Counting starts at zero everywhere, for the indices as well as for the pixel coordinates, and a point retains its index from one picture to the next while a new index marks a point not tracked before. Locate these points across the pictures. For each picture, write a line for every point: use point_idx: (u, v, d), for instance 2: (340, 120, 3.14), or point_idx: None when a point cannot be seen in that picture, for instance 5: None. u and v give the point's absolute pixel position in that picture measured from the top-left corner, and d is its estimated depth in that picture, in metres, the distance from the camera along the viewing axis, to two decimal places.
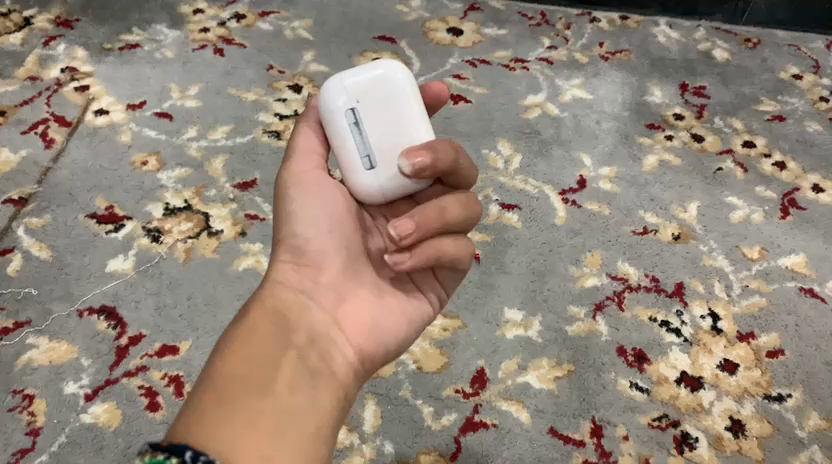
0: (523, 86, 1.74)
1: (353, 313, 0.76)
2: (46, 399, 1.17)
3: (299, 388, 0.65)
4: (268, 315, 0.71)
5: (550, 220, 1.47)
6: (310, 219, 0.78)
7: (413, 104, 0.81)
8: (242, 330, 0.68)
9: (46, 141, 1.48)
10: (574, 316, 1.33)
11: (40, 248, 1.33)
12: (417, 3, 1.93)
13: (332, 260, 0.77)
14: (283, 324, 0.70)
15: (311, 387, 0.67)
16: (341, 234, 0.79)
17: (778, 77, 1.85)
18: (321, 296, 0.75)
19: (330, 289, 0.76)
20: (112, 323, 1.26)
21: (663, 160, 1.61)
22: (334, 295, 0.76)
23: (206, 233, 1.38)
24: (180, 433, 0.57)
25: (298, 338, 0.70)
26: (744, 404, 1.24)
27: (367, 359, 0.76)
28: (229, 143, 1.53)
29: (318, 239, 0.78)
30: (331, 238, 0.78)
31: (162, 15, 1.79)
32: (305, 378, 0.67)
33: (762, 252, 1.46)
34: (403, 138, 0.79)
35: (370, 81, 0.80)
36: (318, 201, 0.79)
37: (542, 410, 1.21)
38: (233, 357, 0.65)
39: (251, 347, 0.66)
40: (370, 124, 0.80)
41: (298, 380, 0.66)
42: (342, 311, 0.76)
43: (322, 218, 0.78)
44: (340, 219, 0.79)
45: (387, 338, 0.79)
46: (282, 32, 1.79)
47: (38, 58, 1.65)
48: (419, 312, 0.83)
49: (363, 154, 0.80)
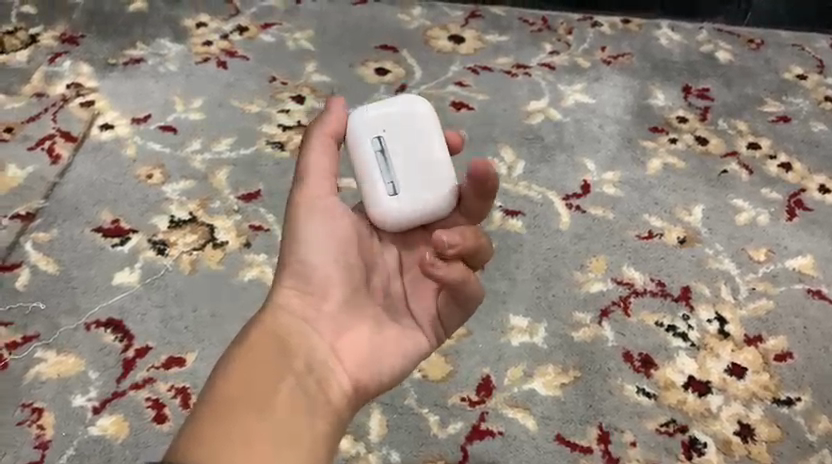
0: (525, 92, 1.74)
1: (351, 342, 0.78)
2: (54, 413, 1.18)
3: (292, 417, 0.68)
4: (268, 341, 0.74)
5: (554, 226, 1.47)
6: (317, 245, 0.79)
7: (433, 137, 0.91)
8: (243, 356, 0.71)
9: (52, 156, 1.50)
10: (579, 322, 1.32)
11: (47, 262, 1.34)
12: (418, 11, 1.93)
13: (335, 287, 0.79)
14: (282, 350, 0.73)
15: (305, 416, 0.70)
16: (347, 261, 0.80)
17: (781, 78, 1.84)
18: (320, 324, 0.77)
19: (330, 318, 0.78)
20: (119, 335, 1.27)
21: (667, 163, 1.61)
22: (333, 324, 0.78)
23: (210, 245, 1.39)
24: (179, 455, 0.62)
25: (297, 364, 0.73)
26: (753, 408, 1.23)
27: (364, 387, 0.77)
28: (233, 154, 1.54)
29: (322, 267, 0.79)
30: (336, 265, 0.79)
31: (166, 29, 1.80)
32: (301, 405, 0.70)
33: (768, 254, 1.45)
34: (424, 167, 0.90)
35: (392, 115, 0.91)
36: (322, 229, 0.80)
37: (548, 416, 1.21)
38: (231, 383, 0.68)
39: (249, 375, 0.69)
40: (393, 154, 0.90)
41: (292, 409, 0.69)
42: (340, 339, 0.77)
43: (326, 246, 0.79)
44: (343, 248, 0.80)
45: (384, 367, 0.79)
46: (284, 43, 1.80)
47: (43, 74, 1.67)
48: (417, 343, 0.81)
49: (386, 182, 0.89)
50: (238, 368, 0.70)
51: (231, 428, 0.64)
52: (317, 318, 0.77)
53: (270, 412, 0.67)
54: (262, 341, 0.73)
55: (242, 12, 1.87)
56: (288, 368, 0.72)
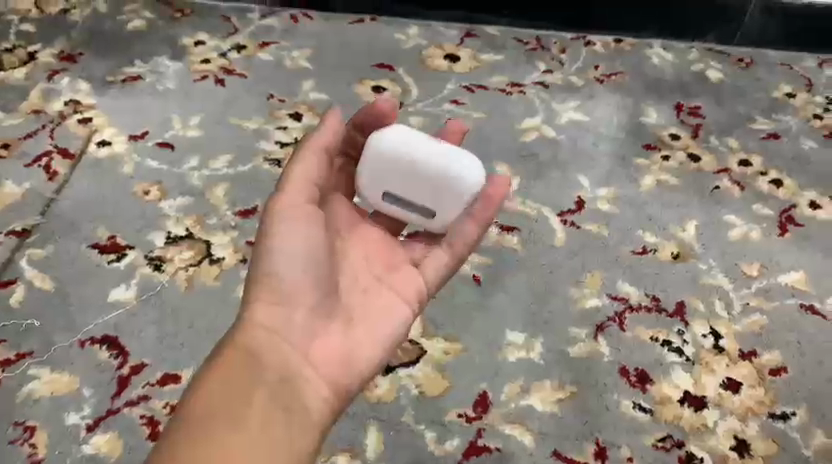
0: (520, 110, 1.76)
1: (324, 346, 0.83)
2: (49, 430, 1.17)
3: (271, 424, 0.75)
4: (240, 356, 0.79)
5: (550, 242, 1.47)
6: (285, 258, 0.83)
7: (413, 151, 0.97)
8: (217, 373, 0.78)
9: (49, 173, 1.50)
10: (576, 337, 1.33)
11: (43, 279, 1.34)
12: (414, 30, 1.95)
13: (303, 299, 0.84)
14: (254, 363, 0.79)
15: (283, 421, 0.76)
16: (312, 273, 0.84)
17: (772, 96, 1.87)
18: (292, 333, 0.82)
19: (301, 327, 0.83)
20: (114, 352, 1.26)
21: (660, 180, 1.63)
22: (304, 332, 0.83)
23: (207, 261, 1.39)
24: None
25: (269, 376, 0.78)
26: (749, 423, 1.24)
27: (341, 386, 0.82)
28: (230, 171, 1.55)
29: (288, 282, 0.83)
30: (302, 278, 0.83)
31: (164, 47, 1.81)
32: (275, 417, 0.75)
33: (762, 270, 1.46)
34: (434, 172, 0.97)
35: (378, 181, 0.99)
36: (298, 237, 0.84)
37: (545, 432, 1.21)
38: (204, 402, 0.75)
39: (225, 387, 0.76)
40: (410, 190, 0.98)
41: (270, 416, 0.75)
42: (313, 344, 0.82)
43: (298, 256, 0.84)
44: (314, 257, 0.84)
45: (362, 363, 0.84)
46: (281, 62, 1.81)
47: (42, 91, 1.67)
48: (392, 333, 0.87)
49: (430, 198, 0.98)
50: (211, 385, 0.76)
51: (206, 449, 0.70)
52: (287, 327, 0.82)
53: (244, 423, 0.73)
54: (234, 357, 0.79)
55: (240, 31, 1.88)
56: (260, 380, 0.78)
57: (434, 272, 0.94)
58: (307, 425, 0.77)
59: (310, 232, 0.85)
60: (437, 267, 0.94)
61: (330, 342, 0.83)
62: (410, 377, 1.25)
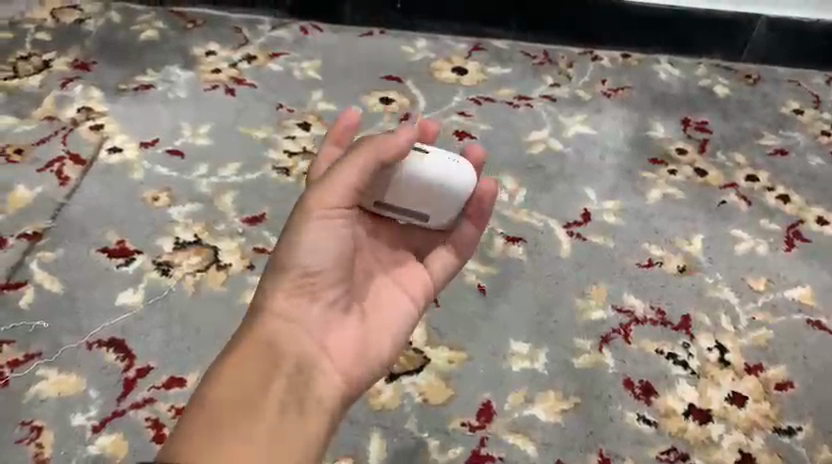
0: (527, 122, 1.77)
1: (341, 338, 0.85)
2: (54, 431, 1.18)
3: (285, 416, 0.78)
4: (257, 346, 0.81)
5: (555, 253, 1.48)
6: (310, 254, 0.84)
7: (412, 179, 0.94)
8: (236, 363, 0.80)
9: (61, 178, 1.52)
10: (580, 348, 1.32)
11: (52, 281, 1.35)
12: (423, 43, 1.97)
13: (323, 294, 0.85)
14: (270, 354, 0.81)
15: (298, 412, 0.79)
16: (334, 268, 0.85)
17: (779, 113, 1.87)
18: (310, 326, 0.84)
19: (319, 320, 0.84)
20: (120, 355, 1.27)
21: (666, 194, 1.63)
22: (323, 324, 0.84)
23: (214, 267, 1.40)
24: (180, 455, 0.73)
25: (286, 366, 0.81)
26: (754, 437, 1.23)
27: (356, 378, 0.84)
28: (239, 179, 1.57)
29: (311, 276, 0.84)
30: (324, 272, 0.85)
31: (176, 56, 1.84)
32: (290, 409, 0.79)
33: (768, 284, 1.46)
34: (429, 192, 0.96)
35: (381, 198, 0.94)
36: (325, 233, 0.85)
37: (549, 442, 1.20)
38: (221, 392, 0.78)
39: (243, 377, 0.79)
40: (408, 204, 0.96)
41: (285, 408, 0.78)
42: (331, 336, 0.84)
43: (322, 252, 0.85)
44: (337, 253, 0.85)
45: (376, 354, 0.86)
46: (291, 72, 1.83)
47: (55, 98, 1.70)
48: (403, 326, 0.90)
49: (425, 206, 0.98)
50: (228, 376, 0.79)
51: (223, 440, 0.74)
52: (307, 319, 0.84)
53: (259, 415, 0.77)
54: (251, 347, 0.81)
55: (251, 41, 1.91)
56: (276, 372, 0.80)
57: (440, 270, 0.97)
58: (322, 415, 0.80)
59: (337, 229, 0.85)
60: (442, 264, 0.97)
61: (345, 334, 0.85)
62: (414, 384, 1.25)
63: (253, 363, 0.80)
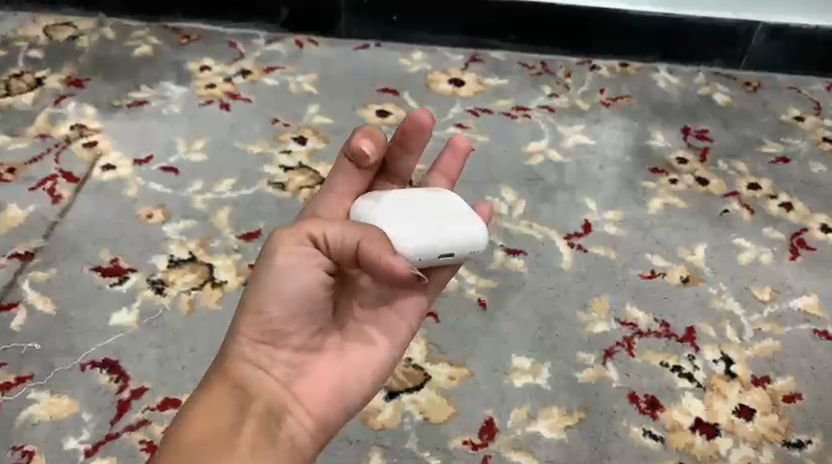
0: (525, 133, 1.75)
1: (314, 379, 0.82)
2: (46, 455, 1.15)
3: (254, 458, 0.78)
4: (228, 386, 0.82)
5: (556, 266, 1.46)
6: (277, 299, 0.80)
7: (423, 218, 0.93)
8: (207, 402, 0.81)
9: (54, 196, 1.50)
10: (583, 362, 1.30)
11: (44, 301, 1.33)
12: (420, 55, 1.96)
13: (293, 335, 0.82)
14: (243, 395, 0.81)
15: (269, 454, 0.79)
16: (304, 313, 0.81)
17: (780, 120, 1.86)
18: (279, 369, 0.82)
19: (289, 363, 0.82)
20: (114, 376, 1.24)
21: (668, 203, 1.61)
22: (293, 368, 0.82)
23: (210, 284, 1.38)
24: None
25: (257, 407, 0.81)
26: (763, 452, 1.20)
27: (329, 421, 0.82)
28: (234, 194, 1.55)
29: (278, 321, 0.81)
30: (291, 316, 0.81)
31: (170, 72, 1.83)
32: (263, 445, 0.79)
33: (773, 294, 1.43)
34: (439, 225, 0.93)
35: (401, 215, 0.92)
36: (295, 280, 0.79)
37: (553, 460, 1.18)
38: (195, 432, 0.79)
39: (212, 418, 0.80)
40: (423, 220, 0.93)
41: (254, 451, 0.78)
42: (303, 378, 0.82)
43: (293, 297, 0.80)
44: (311, 296, 0.81)
45: (354, 391, 0.83)
46: (287, 86, 1.82)
47: (48, 116, 1.68)
48: (381, 361, 0.85)
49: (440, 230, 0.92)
50: (199, 413, 0.80)
51: None
52: (277, 362, 0.82)
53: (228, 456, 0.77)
54: (223, 387, 0.82)
55: (246, 56, 1.89)
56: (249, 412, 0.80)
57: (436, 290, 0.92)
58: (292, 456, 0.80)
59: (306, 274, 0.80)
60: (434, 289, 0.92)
61: (319, 374, 0.83)
62: (415, 402, 1.23)
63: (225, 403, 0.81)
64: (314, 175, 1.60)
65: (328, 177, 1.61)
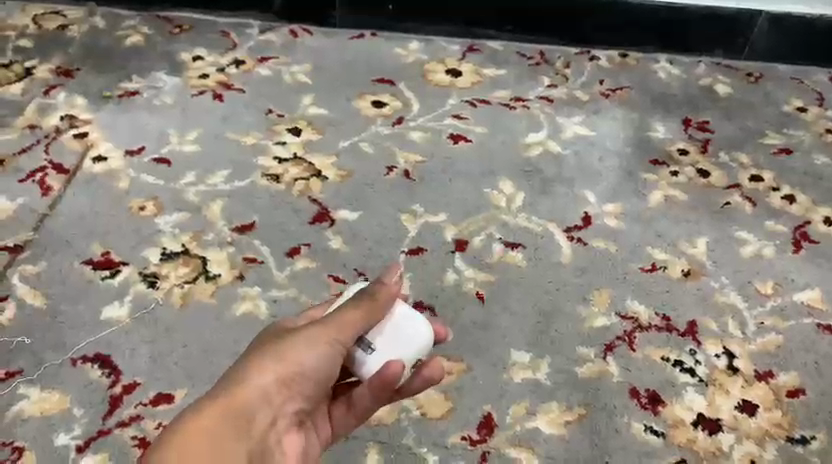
0: (524, 125, 1.73)
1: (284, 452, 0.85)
2: (36, 453, 1.12)
3: None
4: (229, 413, 0.80)
5: (556, 259, 1.43)
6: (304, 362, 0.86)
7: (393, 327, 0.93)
8: (204, 422, 0.78)
9: (44, 188, 1.47)
10: (583, 357, 1.27)
11: (34, 296, 1.30)
12: (416, 45, 1.93)
13: (293, 400, 0.86)
14: (227, 434, 0.79)
15: None
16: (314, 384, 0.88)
17: (782, 111, 1.83)
18: (274, 426, 0.84)
19: (278, 424, 0.84)
20: (106, 371, 1.21)
21: (668, 196, 1.59)
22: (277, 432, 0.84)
23: (203, 278, 1.35)
24: None
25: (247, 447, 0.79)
26: (766, 448, 1.18)
27: None
28: (227, 186, 1.52)
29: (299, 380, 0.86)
30: (306, 379, 0.87)
31: (162, 62, 1.79)
32: None
33: (776, 288, 1.41)
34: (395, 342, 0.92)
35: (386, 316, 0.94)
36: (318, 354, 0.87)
37: (553, 456, 1.15)
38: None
39: (204, 438, 0.77)
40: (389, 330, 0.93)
41: None
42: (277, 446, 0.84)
43: (316, 370, 0.87)
44: (325, 371, 0.88)
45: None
46: (281, 77, 1.79)
47: (38, 107, 1.65)
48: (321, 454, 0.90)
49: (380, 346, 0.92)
50: (193, 429, 0.77)
51: None
52: (277, 413, 0.84)
53: None
54: (224, 413, 0.80)
55: (239, 46, 1.86)
56: (231, 454, 0.77)
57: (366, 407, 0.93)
58: None
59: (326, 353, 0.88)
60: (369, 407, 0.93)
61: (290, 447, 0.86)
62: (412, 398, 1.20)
63: (208, 433, 0.78)
64: (309, 167, 1.58)
65: (323, 168, 1.58)
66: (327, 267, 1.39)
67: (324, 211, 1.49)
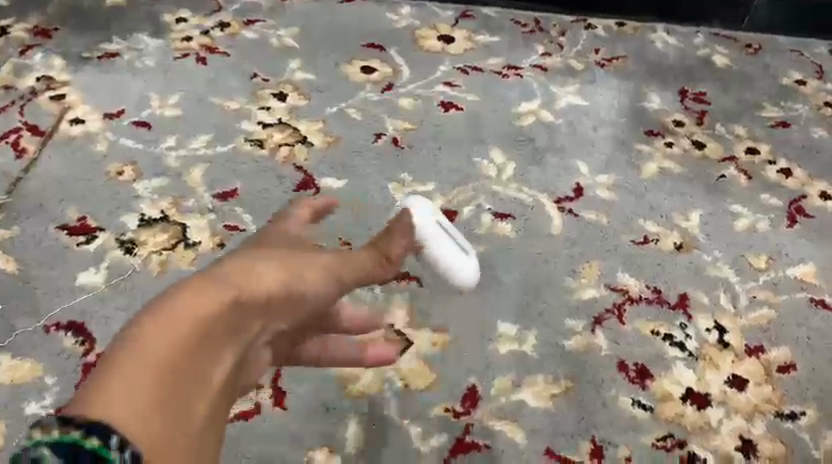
0: (516, 93, 1.68)
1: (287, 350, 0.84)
2: (6, 421, 1.09)
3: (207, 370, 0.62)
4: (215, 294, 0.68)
5: (546, 230, 1.40)
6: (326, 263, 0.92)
7: None
8: (192, 302, 0.65)
9: (18, 151, 1.42)
10: (571, 330, 1.24)
11: (6, 261, 1.26)
12: (408, 10, 1.87)
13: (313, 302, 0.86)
14: (200, 331, 0.63)
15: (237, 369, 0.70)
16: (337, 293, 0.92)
17: (780, 84, 1.79)
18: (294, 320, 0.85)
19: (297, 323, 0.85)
20: (80, 339, 1.17)
21: (662, 168, 1.55)
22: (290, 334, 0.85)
23: (182, 245, 1.31)
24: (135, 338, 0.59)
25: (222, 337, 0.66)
26: (755, 423, 1.15)
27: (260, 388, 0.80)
28: (209, 152, 1.47)
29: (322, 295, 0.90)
30: (327, 293, 0.90)
31: (144, 23, 1.73)
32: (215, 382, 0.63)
33: (769, 262, 1.38)
34: None
35: None
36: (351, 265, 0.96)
37: (537, 429, 1.12)
38: (163, 330, 0.60)
39: (184, 313, 0.63)
40: None
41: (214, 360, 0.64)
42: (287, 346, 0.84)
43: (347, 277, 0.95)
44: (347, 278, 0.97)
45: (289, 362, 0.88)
46: (267, 40, 1.73)
47: (13, 67, 1.59)
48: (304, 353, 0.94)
49: None
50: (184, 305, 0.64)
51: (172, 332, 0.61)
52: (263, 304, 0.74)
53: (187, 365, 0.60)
54: (206, 302, 0.66)
55: (224, 8, 1.80)
56: (210, 340, 0.64)
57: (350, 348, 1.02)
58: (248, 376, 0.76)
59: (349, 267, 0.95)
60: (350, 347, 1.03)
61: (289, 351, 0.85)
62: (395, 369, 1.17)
63: (179, 316, 0.63)
64: (294, 132, 1.53)
65: (309, 135, 1.53)
66: (311, 236, 1.35)
67: (308, 179, 1.45)
